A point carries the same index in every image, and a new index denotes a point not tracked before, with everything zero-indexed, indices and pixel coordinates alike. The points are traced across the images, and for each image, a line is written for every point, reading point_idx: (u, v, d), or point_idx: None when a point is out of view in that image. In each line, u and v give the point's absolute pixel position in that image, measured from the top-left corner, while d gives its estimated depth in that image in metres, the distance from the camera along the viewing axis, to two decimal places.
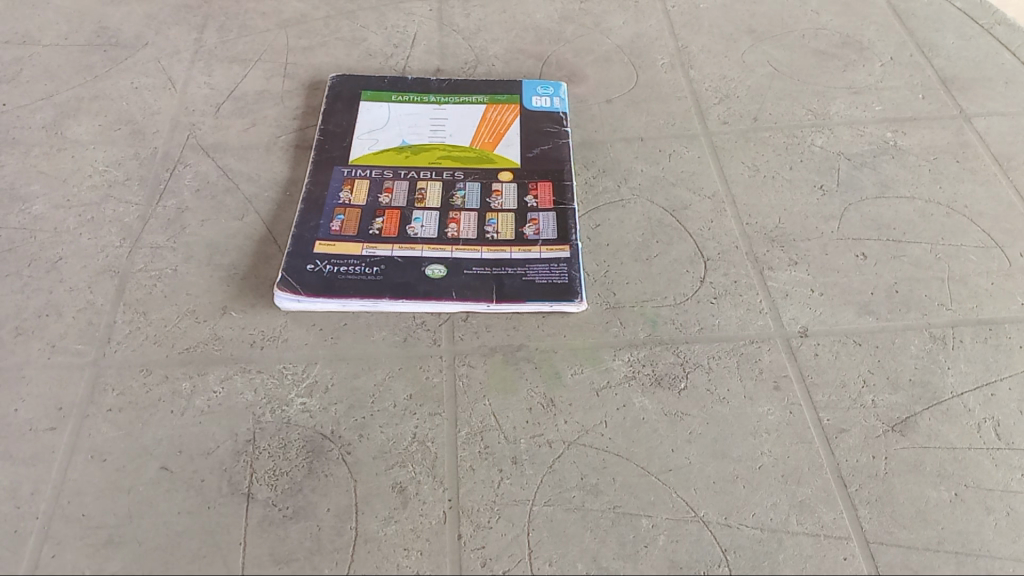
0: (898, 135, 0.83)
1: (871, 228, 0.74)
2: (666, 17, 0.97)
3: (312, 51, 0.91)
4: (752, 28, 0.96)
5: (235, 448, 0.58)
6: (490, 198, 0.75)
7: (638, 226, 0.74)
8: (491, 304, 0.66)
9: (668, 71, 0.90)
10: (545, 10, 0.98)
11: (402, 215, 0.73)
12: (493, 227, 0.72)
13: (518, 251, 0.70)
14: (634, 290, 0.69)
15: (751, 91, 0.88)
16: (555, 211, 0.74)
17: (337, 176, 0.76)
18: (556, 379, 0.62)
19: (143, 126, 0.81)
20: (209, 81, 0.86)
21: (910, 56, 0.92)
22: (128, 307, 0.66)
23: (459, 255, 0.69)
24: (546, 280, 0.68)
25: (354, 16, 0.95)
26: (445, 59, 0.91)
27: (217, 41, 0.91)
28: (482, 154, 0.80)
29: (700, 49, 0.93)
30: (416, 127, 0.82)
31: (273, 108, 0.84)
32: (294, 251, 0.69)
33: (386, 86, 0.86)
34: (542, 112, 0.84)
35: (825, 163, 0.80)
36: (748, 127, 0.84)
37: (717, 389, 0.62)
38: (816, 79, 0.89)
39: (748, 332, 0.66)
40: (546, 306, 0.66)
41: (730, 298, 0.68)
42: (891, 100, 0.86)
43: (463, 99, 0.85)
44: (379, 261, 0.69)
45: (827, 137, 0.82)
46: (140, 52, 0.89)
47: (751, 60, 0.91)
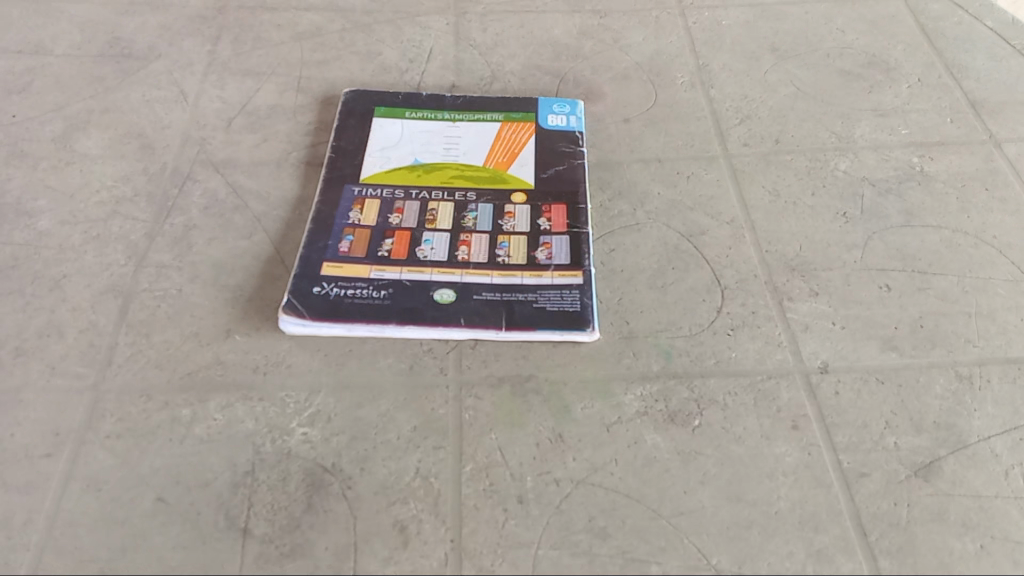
0: (926, 160, 0.80)
1: (895, 258, 0.72)
2: (686, 33, 0.95)
3: (326, 65, 0.90)
4: (775, 45, 0.93)
5: (233, 480, 0.57)
6: (503, 219, 0.74)
7: (653, 251, 0.73)
8: (501, 332, 0.65)
9: (687, 90, 0.88)
10: (563, 26, 0.96)
11: (412, 237, 0.72)
12: (505, 250, 0.72)
13: (529, 276, 0.69)
14: (648, 319, 0.67)
15: (773, 112, 0.85)
16: (568, 234, 0.73)
17: (347, 196, 0.76)
18: (566, 413, 0.60)
19: (153, 140, 0.80)
20: (221, 94, 0.85)
21: (939, 77, 0.89)
22: (130, 329, 0.65)
23: (468, 279, 0.69)
24: (558, 307, 0.67)
25: (369, 29, 0.94)
26: (461, 74, 0.90)
27: (230, 53, 0.90)
28: (495, 174, 0.79)
29: (722, 67, 0.91)
30: (429, 145, 0.81)
31: (284, 124, 0.83)
32: (301, 273, 0.68)
33: (400, 102, 0.85)
34: (558, 131, 0.83)
35: (849, 189, 0.77)
36: (770, 149, 0.82)
37: (733, 427, 0.60)
38: (841, 100, 0.86)
39: (766, 367, 0.64)
40: (557, 334, 0.65)
41: (748, 330, 0.66)
42: (917, 123, 0.84)
43: (477, 116, 0.84)
44: (386, 284, 0.68)
45: (852, 161, 0.80)
46: (152, 63, 0.88)
47: (774, 79, 0.89)
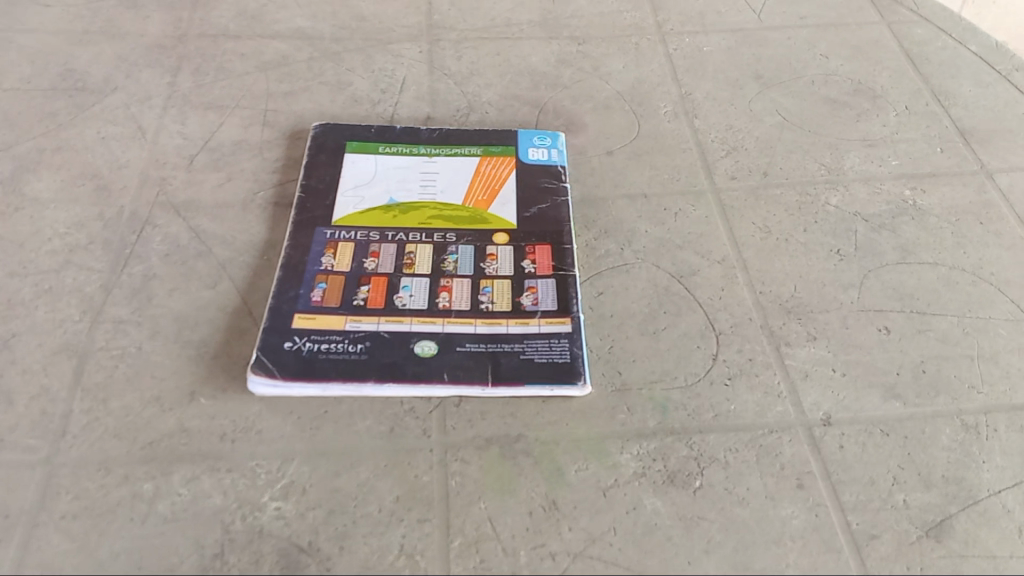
0: (918, 193, 0.78)
1: (893, 298, 0.69)
2: (668, 60, 0.92)
3: (293, 97, 0.86)
4: (759, 72, 0.91)
5: (201, 564, 0.53)
6: (485, 262, 0.71)
7: (643, 294, 0.69)
8: (487, 388, 0.61)
9: (671, 119, 0.85)
10: (540, 53, 0.93)
11: (389, 283, 0.68)
12: (488, 296, 0.68)
13: (514, 325, 0.66)
14: (641, 369, 0.64)
15: (760, 142, 0.83)
16: (554, 278, 0.69)
17: (319, 239, 0.71)
18: (559, 477, 0.57)
19: (110, 181, 0.75)
20: (183, 130, 0.81)
21: (926, 104, 0.87)
22: (87, 394, 0.60)
23: (450, 329, 0.65)
24: (546, 359, 0.63)
25: (339, 58, 0.90)
26: (436, 106, 0.86)
27: (192, 85, 0.85)
28: (475, 213, 0.75)
29: (705, 96, 0.88)
30: (405, 182, 0.77)
31: (250, 161, 0.79)
32: (271, 327, 0.64)
33: (373, 136, 0.81)
34: (539, 166, 0.79)
35: (842, 224, 0.75)
36: (759, 183, 0.79)
37: (736, 488, 0.57)
38: (828, 130, 0.84)
39: (767, 420, 0.61)
40: (546, 389, 0.61)
41: (746, 379, 0.63)
42: (907, 154, 0.82)
43: (454, 151, 0.80)
44: (362, 337, 0.64)
45: (843, 195, 0.77)
46: (108, 97, 0.83)
47: (760, 108, 0.87)
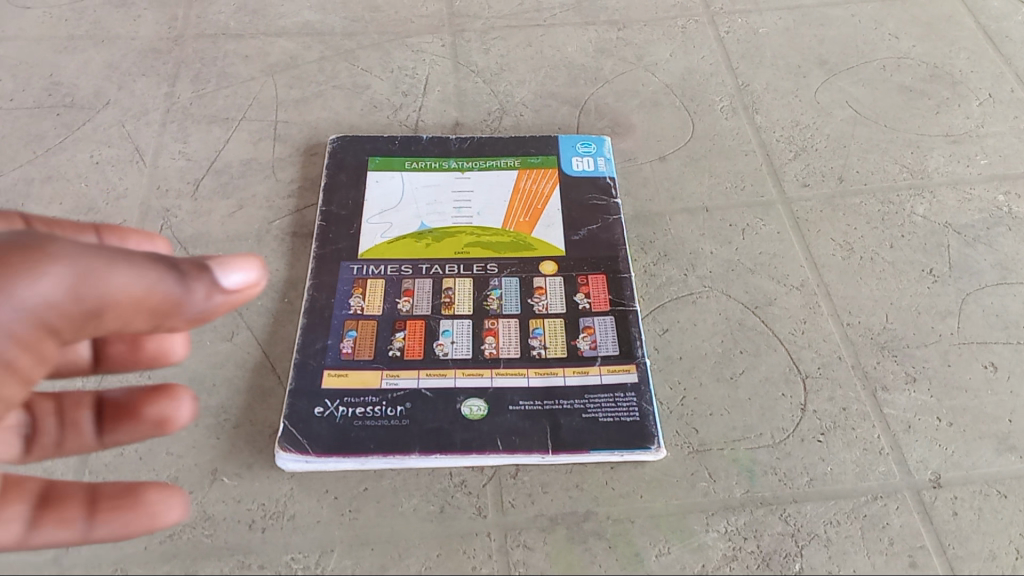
0: (1014, 198, 0.69)
1: (997, 327, 0.61)
2: (719, 46, 0.83)
3: (306, 105, 0.77)
4: (822, 58, 0.81)
5: None
6: (533, 298, 0.62)
7: (715, 330, 0.61)
8: (547, 456, 0.54)
9: (729, 116, 0.76)
10: (577, 42, 0.83)
11: (427, 327, 0.60)
12: (539, 339, 0.60)
13: (573, 374, 0.58)
14: (720, 425, 0.56)
15: (831, 141, 0.74)
16: (612, 314, 0.61)
17: (344, 276, 0.63)
18: (638, 563, 0.50)
19: (107, 214, 0.67)
20: (185, 149, 0.72)
21: (1012, 90, 0.78)
22: (95, 477, 0.53)
23: (501, 383, 0.57)
24: (612, 417, 0.55)
25: (353, 57, 0.81)
26: (465, 109, 0.77)
27: (192, 95, 0.77)
28: (517, 238, 0.66)
29: (765, 87, 0.79)
30: (436, 204, 0.69)
31: (263, 183, 0.70)
32: (298, 389, 0.56)
33: (397, 150, 0.73)
34: (586, 178, 0.70)
35: (931, 239, 0.67)
36: (834, 190, 0.70)
37: (840, 571, 0.50)
38: (906, 125, 0.75)
39: (869, 484, 0.53)
40: (615, 455, 0.54)
41: (841, 434, 0.56)
42: (997, 150, 0.73)
43: (489, 164, 0.72)
44: (402, 397, 0.56)
45: (929, 203, 0.69)
46: (100, 114, 0.74)
47: (826, 100, 0.77)
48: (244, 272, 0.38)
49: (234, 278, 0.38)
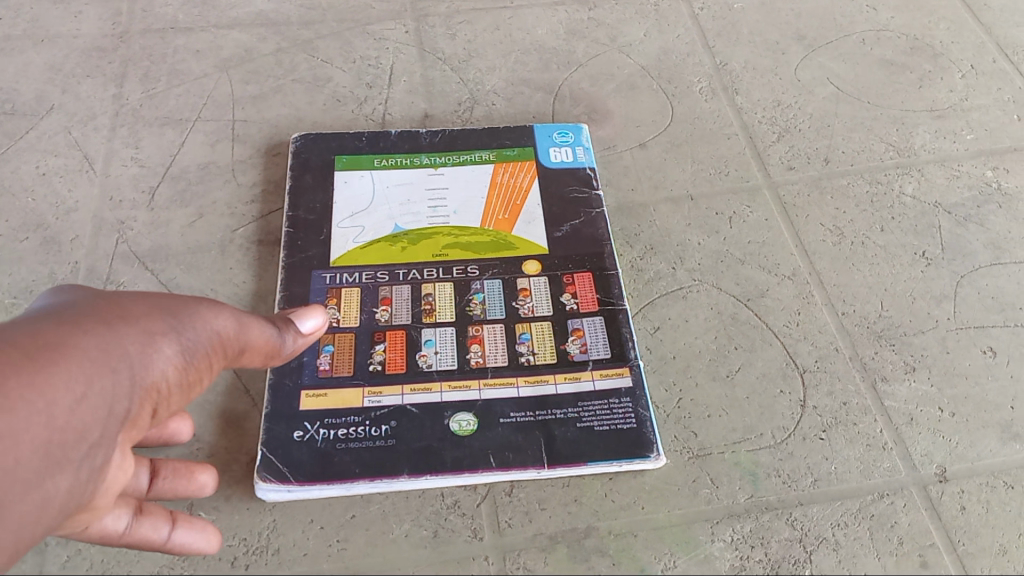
0: (1001, 174, 0.68)
1: (993, 310, 0.60)
2: (694, 23, 0.80)
3: (265, 101, 0.73)
4: (800, 33, 0.79)
5: None
6: (517, 300, 0.60)
7: (708, 326, 0.59)
8: (543, 470, 0.51)
9: (708, 98, 0.74)
10: (547, 24, 0.80)
11: (409, 338, 0.57)
12: (527, 345, 0.57)
13: (564, 381, 0.55)
14: (720, 427, 0.54)
15: (814, 121, 0.72)
16: (602, 315, 0.59)
17: (317, 286, 0.60)
18: None
19: (58, 230, 0.63)
20: (138, 155, 0.68)
21: (993, 61, 0.76)
22: None
23: (489, 395, 0.55)
24: (609, 426, 0.53)
25: (312, 47, 0.77)
26: (434, 100, 0.74)
27: (142, 96, 0.72)
28: (498, 237, 0.63)
29: (743, 66, 0.76)
30: (410, 204, 0.65)
31: (223, 188, 0.66)
32: (275, 412, 0.53)
33: (365, 147, 0.69)
34: (565, 170, 0.68)
35: (922, 220, 0.65)
36: (820, 172, 0.68)
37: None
38: (889, 101, 0.73)
39: (875, 481, 0.52)
40: (613, 466, 0.52)
41: (843, 429, 0.54)
42: (982, 124, 0.71)
43: (463, 158, 0.68)
44: (385, 416, 0.53)
45: (917, 183, 0.67)
46: (44, 120, 0.70)
47: (807, 77, 0.75)
48: (313, 317, 0.47)
49: (307, 322, 0.47)
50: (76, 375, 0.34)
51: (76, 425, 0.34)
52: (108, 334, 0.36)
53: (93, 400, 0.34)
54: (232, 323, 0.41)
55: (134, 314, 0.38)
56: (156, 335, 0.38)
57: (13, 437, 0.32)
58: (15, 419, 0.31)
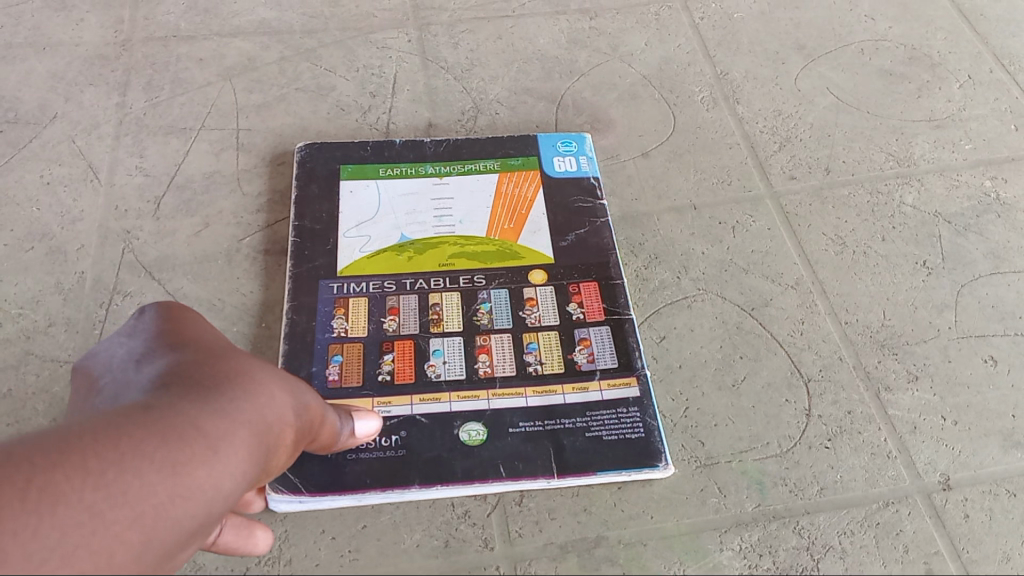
0: (1000, 184, 0.69)
1: (993, 319, 0.61)
2: (695, 33, 0.80)
3: (269, 110, 0.73)
4: (800, 42, 0.80)
5: None
6: (524, 309, 0.60)
7: (713, 335, 0.60)
8: (553, 480, 0.52)
9: (710, 107, 0.74)
10: (549, 33, 0.80)
11: (417, 348, 0.58)
12: (535, 354, 0.57)
13: (572, 391, 0.56)
14: (726, 436, 0.55)
15: (815, 130, 0.72)
16: (608, 324, 0.59)
17: (324, 295, 0.60)
18: None
19: (64, 240, 0.63)
20: (143, 164, 0.68)
21: (991, 71, 0.77)
22: None
23: (498, 405, 0.55)
24: (617, 436, 0.54)
25: (316, 56, 0.77)
26: (437, 108, 0.74)
27: (146, 105, 0.72)
28: (503, 246, 0.64)
29: (744, 75, 0.77)
30: (415, 213, 0.65)
31: (228, 197, 0.66)
32: None
33: (370, 156, 0.69)
34: (569, 180, 0.68)
35: (922, 230, 0.66)
36: (822, 182, 0.69)
37: None
38: (889, 111, 0.74)
39: (880, 490, 0.52)
40: (622, 475, 0.52)
41: (848, 438, 0.55)
42: (981, 134, 0.72)
43: (467, 167, 0.68)
44: (395, 425, 0.54)
45: (917, 192, 0.68)
46: (48, 129, 0.70)
47: (807, 87, 0.76)
48: (368, 420, 0.50)
49: (364, 424, 0.50)
50: (239, 467, 0.32)
51: (223, 511, 0.32)
52: (255, 409, 0.34)
53: (244, 488, 0.33)
54: (310, 404, 0.41)
55: (254, 388, 0.35)
56: (283, 416, 0.37)
57: (182, 520, 0.29)
58: (192, 512, 0.30)
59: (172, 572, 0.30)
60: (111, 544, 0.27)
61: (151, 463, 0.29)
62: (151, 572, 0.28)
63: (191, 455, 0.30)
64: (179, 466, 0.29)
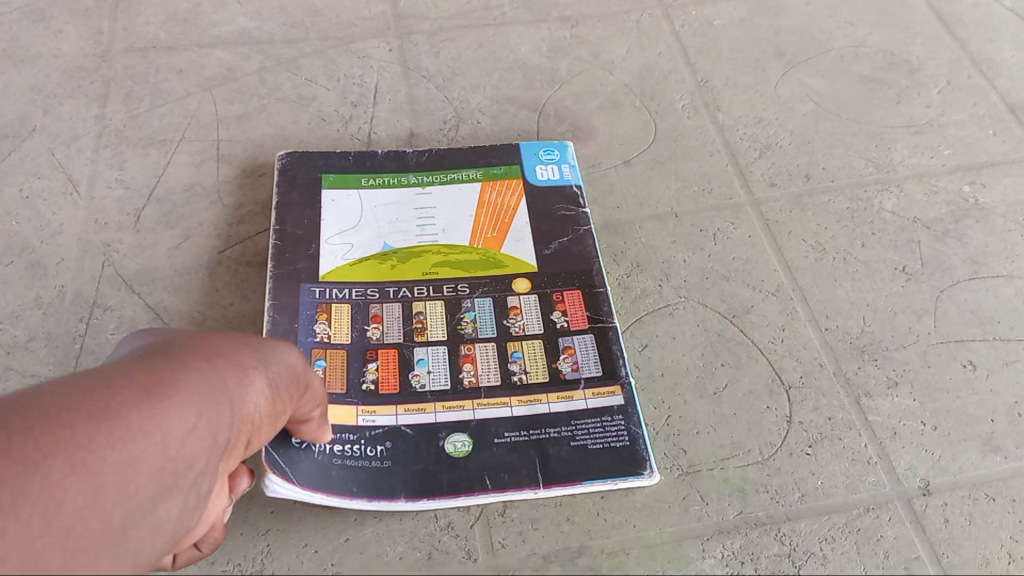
0: (978, 189, 0.69)
1: (972, 323, 0.61)
2: (676, 41, 0.81)
3: (250, 121, 0.73)
4: (779, 49, 0.80)
5: None
6: (508, 318, 0.60)
7: (695, 342, 0.60)
8: (540, 490, 0.52)
9: (691, 115, 0.75)
10: (530, 42, 0.81)
11: (401, 357, 0.58)
12: (519, 364, 0.58)
13: (557, 401, 0.56)
14: (708, 444, 0.55)
15: (795, 137, 0.73)
16: (592, 332, 0.59)
17: (306, 300, 0.60)
18: None
19: (43, 254, 0.62)
20: (122, 176, 0.68)
21: (969, 76, 0.78)
22: None
23: (483, 415, 0.55)
24: (602, 445, 0.54)
25: (297, 66, 0.77)
26: (419, 118, 0.74)
27: (126, 116, 0.72)
28: (487, 256, 0.64)
29: (725, 82, 0.77)
30: (398, 222, 0.65)
31: (209, 208, 0.66)
32: None
33: (352, 165, 0.69)
34: (551, 189, 0.68)
35: (901, 235, 0.66)
36: (802, 189, 0.69)
37: None
38: (868, 117, 0.74)
39: (861, 496, 0.53)
40: (608, 484, 0.52)
41: (829, 444, 0.55)
42: (959, 139, 0.73)
43: (450, 177, 0.68)
44: (381, 436, 0.54)
45: (897, 198, 0.69)
46: (27, 142, 0.69)
47: (787, 94, 0.76)
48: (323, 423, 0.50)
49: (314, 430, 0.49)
50: (187, 404, 0.33)
51: (196, 455, 0.33)
52: (214, 360, 0.36)
53: (211, 435, 0.34)
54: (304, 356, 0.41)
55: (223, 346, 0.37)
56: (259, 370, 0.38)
57: (131, 467, 0.31)
58: (131, 450, 0.31)
59: (160, 515, 0.31)
60: (47, 494, 0.30)
61: (81, 417, 0.32)
62: (106, 512, 0.30)
63: (125, 403, 0.32)
64: (115, 417, 0.31)
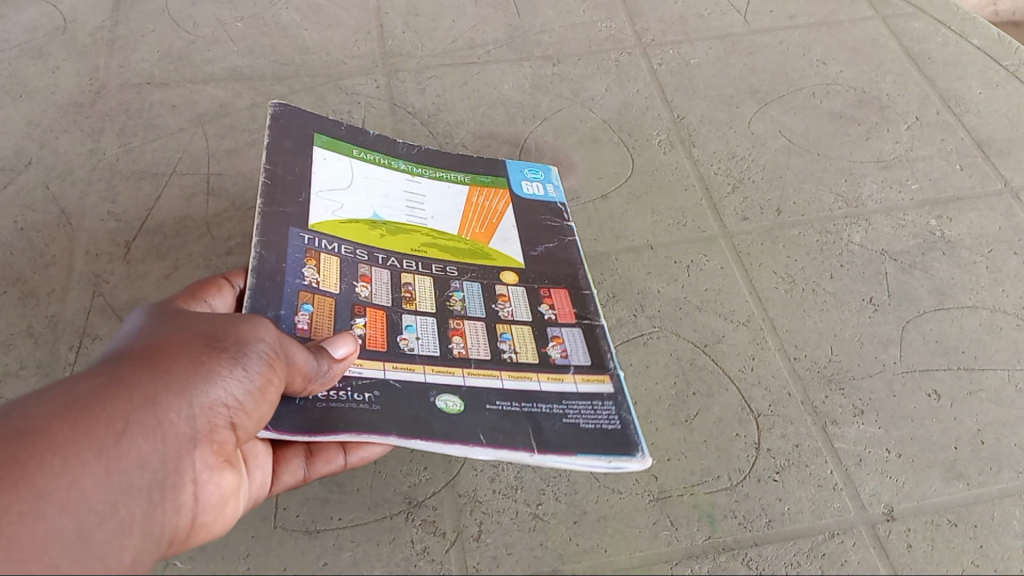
0: (944, 222, 0.72)
1: (937, 353, 0.63)
2: (654, 78, 0.83)
3: (240, 155, 0.75)
4: (754, 86, 0.83)
5: None
6: (495, 304, 0.61)
7: (668, 370, 0.62)
8: (534, 455, 0.51)
9: (667, 150, 0.77)
10: (513, 79, 0.83)
11: (390, 320, 0.58)
12: (508, 343, 0.58)
13: (547, 380, 0.56)
14: (679, 470, 0.56)
15: (767, 172, 0.75)
16: (579, 326, 0.60)
17: (294, 243, 0.59)
18: None
19: (36, 284, 0.64)
20: (115, 209, 0.70)
21: (937, 113, 0.80)
22: None
23: (473, 382, 0.55)
24: (595, 425, 0.54)
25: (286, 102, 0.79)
26: None
27: (119, 151, 0.74)
28: (475, 246, 0.65)
29: (700, 119, 0.80)
30: (388, 201, 0.67)
31: (198, 239, 0.68)
32: None
33: (344, 136, 0.70)
34: (537, 202, 0.70)
35: (869, 268, 0.68)
36: (773, 222, 0.71)
37: None
38: (838, 152, 0.77)
39: (826, 521, 0.54)
40: (603, 460, 0.51)
41: (796, 470, 0.57)
42: (926, 174, 0.75)
43: (440, 175, 0.70)
44: (369, 384, 0.53)
45: (865, 231, 0.71)
46: (22, 176, 0.71)
47: (760, 130, 0.79)
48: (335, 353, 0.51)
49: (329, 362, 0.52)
50: (127, 425, 0.38)
51: (142, 460, 0.38)
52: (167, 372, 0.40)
53: (156, 442, 0.39)
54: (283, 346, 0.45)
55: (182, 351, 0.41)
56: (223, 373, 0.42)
57: (78, 480, 0.36)
58: (73, 470, 0.36)
59: (115, 515, 0.37)
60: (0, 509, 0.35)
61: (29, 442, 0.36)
62: (53, 525, 0.35)
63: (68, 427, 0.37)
64: (60, 440, 0.36)
